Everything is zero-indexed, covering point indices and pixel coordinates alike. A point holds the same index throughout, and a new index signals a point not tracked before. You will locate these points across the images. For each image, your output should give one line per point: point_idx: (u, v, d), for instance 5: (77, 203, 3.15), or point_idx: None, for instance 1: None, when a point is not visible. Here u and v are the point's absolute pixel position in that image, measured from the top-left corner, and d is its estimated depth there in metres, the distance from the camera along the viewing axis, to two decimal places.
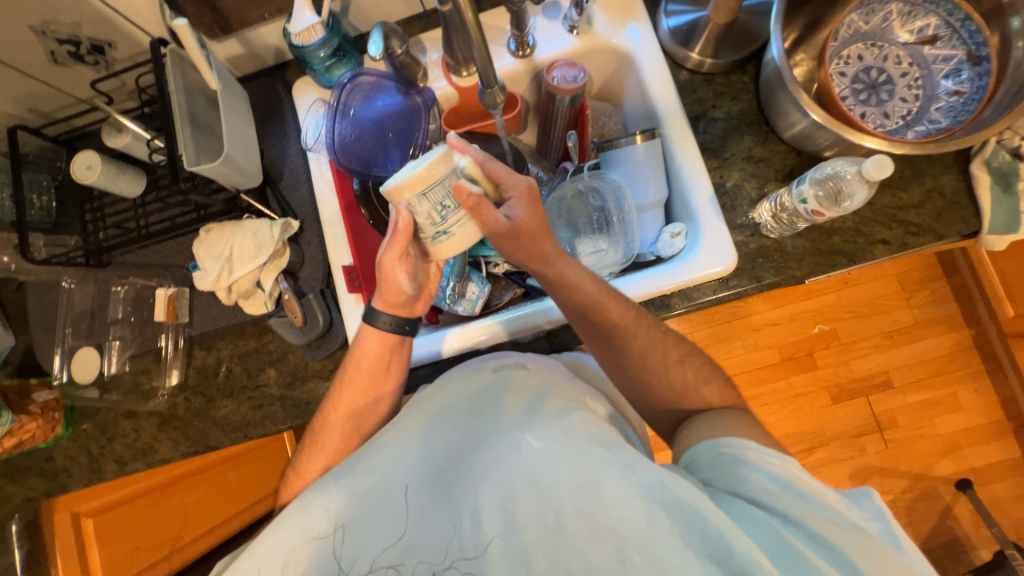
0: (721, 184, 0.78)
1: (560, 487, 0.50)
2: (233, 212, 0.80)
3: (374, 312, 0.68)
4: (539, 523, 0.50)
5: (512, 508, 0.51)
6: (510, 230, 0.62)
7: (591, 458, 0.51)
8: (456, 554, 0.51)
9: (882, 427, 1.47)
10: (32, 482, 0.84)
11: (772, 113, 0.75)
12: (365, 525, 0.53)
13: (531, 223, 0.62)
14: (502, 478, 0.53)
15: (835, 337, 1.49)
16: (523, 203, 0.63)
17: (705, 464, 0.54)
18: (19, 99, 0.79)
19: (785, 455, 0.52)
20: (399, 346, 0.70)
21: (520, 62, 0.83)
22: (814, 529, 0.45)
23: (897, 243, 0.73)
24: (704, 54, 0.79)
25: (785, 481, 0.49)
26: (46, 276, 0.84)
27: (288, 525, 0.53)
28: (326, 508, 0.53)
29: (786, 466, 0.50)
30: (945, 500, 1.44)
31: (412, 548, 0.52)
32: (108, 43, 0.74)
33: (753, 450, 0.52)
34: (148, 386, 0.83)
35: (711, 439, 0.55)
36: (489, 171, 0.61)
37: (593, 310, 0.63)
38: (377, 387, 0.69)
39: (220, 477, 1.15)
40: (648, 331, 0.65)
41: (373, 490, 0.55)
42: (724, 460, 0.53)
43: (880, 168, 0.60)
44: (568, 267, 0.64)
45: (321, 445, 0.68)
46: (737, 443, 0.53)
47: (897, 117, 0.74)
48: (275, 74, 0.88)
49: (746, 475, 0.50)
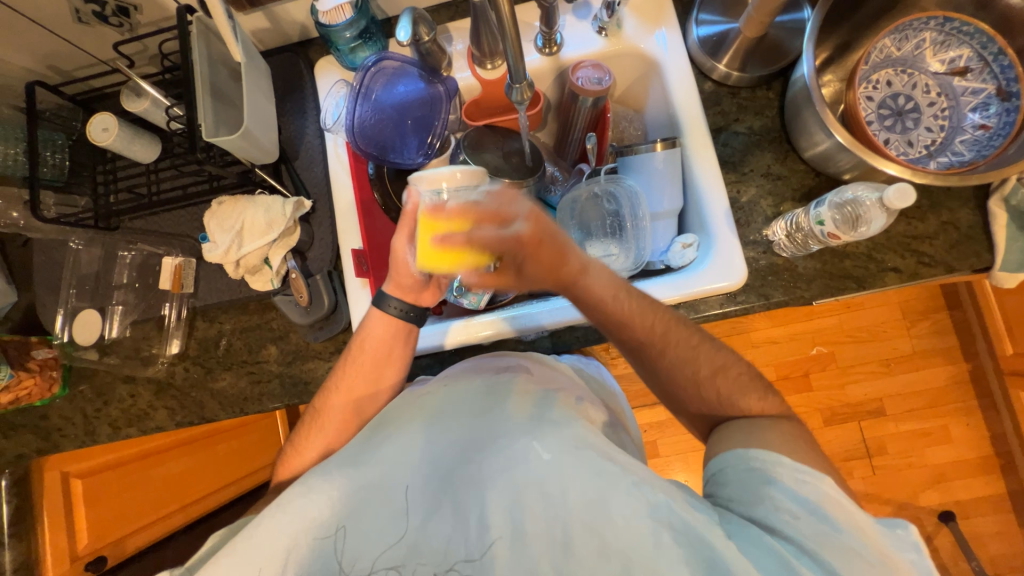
0: (737, 199, 0.77)
1: (569, 501, 0.50)
2: (245, 185, 0.79)
3: (384, 296, 0.68)
4: (546, 536, 0.50)
5: (519, 517, 0.51)
6: (528, 271, 0.62)
7: (600, 473, 0.50)
8: (456, 555, 0.51)
9: (871, 453, 1.48)
10: (25, 439, 0.84)
11: (796, 130, 0.74)
12: (366, 523, 0.53)
13: (546, 265, 0.61)
14: (508, 486, 0.53)
15: (834, 359, 1.50)
16: (534, 252, 0.60)
17: (733, 475, 0.53)
18: (40, 55, 0.79)
19: (819, 473, 0.49)
20: (407, 337, 0.70)
21: (546, 59, 0.83)
22: (830, 563, 0.44)
23: (908, 272, 0.73)
24: (731, 67, 0.78)
25: (812, 504, 0.47)
26: (54, 235, 0.84)
27: (289, 511, 0.52)
28: (327, 497, 0.53)
29: (819, 486, 0.48)
30: (926, 530, 1.45)
31: (415, 547, 0.51)
32: (132, 5, 0.73)
33: (785, 466, 0.50)
34: (148, 353, 0.83)
35: (740, 449, 0.54)
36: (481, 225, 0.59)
37: (616, 323, 0.62)
38: (377, 375, 0.69)
39: (209, 449, 1.18)
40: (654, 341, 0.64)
41: (373, 487, 0.55)
42: (753, 475, 0.51)
43: (901, 197, 0.60)
44: (592, 283, 0.61)
45: (320, 423, 0.68)
46: (768, 458, 0.51)
47: (920, 147, 0.74)
48: (299, 51, 0.87)
49: (771, 496, 0.49)
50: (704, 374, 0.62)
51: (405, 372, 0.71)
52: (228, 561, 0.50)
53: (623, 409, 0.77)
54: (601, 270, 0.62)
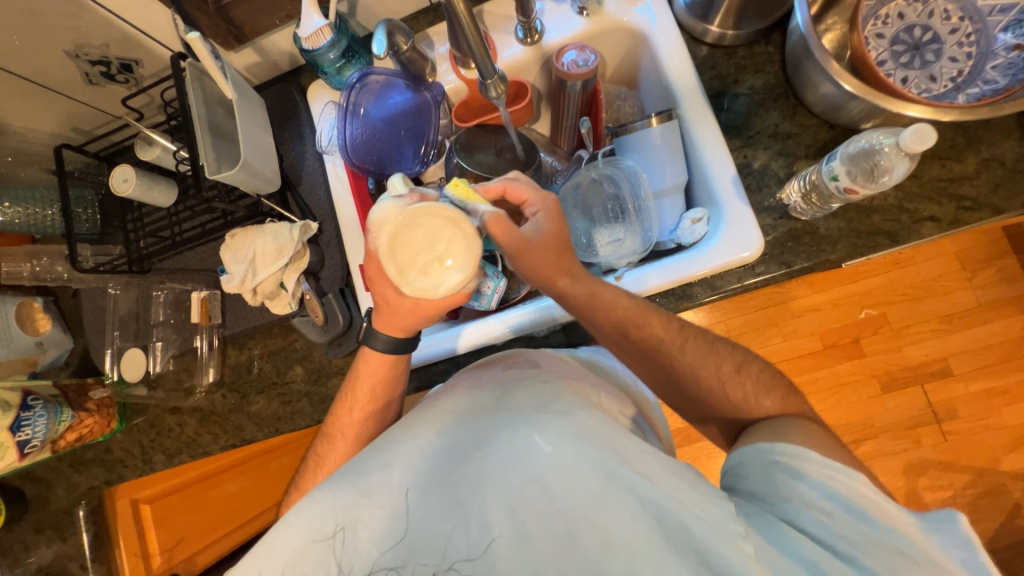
0: (748, 165, 0.73)
1: (572, 496, 0.45)
2: (255, 217, 0.83)
3: (373, 334, 0.65)
4: (551, 535, 0.44)
5: (520, 516, 0.45)
6: (537, 245, 0.59)
7: (606, 465, 0.45)
8: (455, 551, 0.45)
9: (940, 418, 1.36)
10: (94, 472, 0.91)
11: (800, 84, 0.69)
12: (370, 524, 0.48)
13: (557, 233, 0.61)
14: (510, 484, 0.46)
15: (885, 321, 1.39)
16: (550, 215, 0.61)
17: (755, 471, 0.50)
18: (64, 120, 0.86)
19: (852, 470, 0.46)
20: (398, 367, 0.67)
21: (529, 49, 0.81)
22: (872, 566, 0.41)
23: (948, 219, 0.66)
24: (724, 27, 0.74)
25: (847, 503, 0.44)
26: (95, 283, 0.91)
27: (294, 522, 0.49)
28: (332, 506, 0.49)
29: (852, 485, 0.45)
30: (1013, 497, 1.31)
31: (413, 543, 0.46)
32: (135, 61, 0.79)
33: (813, 462, 0.47)
34: (189, 383, 0.88)
35: (765, 444, 0.51)
36: (515, 190, 0.61)
37: (635, 332, 0.62)
38: (374, 399, 0.67)
39: (264, 466, 1.17)
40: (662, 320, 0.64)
41: (378, 487, 0.49)
42: (779, 471, 0.48)
43: (920, 139, 0.54)
44: (588, 294, 0.62)
45: (325, 469, 0.67)
46: (794, 453, 0.48)
47: (946, 80, 0.67)
48: (290, 79, 0.90)
49: (801, 492, 0.45)
50: (727, 372, 0.60)
51: (402, 388, 0.70)
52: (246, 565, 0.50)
53: (646, 397, 0.75)
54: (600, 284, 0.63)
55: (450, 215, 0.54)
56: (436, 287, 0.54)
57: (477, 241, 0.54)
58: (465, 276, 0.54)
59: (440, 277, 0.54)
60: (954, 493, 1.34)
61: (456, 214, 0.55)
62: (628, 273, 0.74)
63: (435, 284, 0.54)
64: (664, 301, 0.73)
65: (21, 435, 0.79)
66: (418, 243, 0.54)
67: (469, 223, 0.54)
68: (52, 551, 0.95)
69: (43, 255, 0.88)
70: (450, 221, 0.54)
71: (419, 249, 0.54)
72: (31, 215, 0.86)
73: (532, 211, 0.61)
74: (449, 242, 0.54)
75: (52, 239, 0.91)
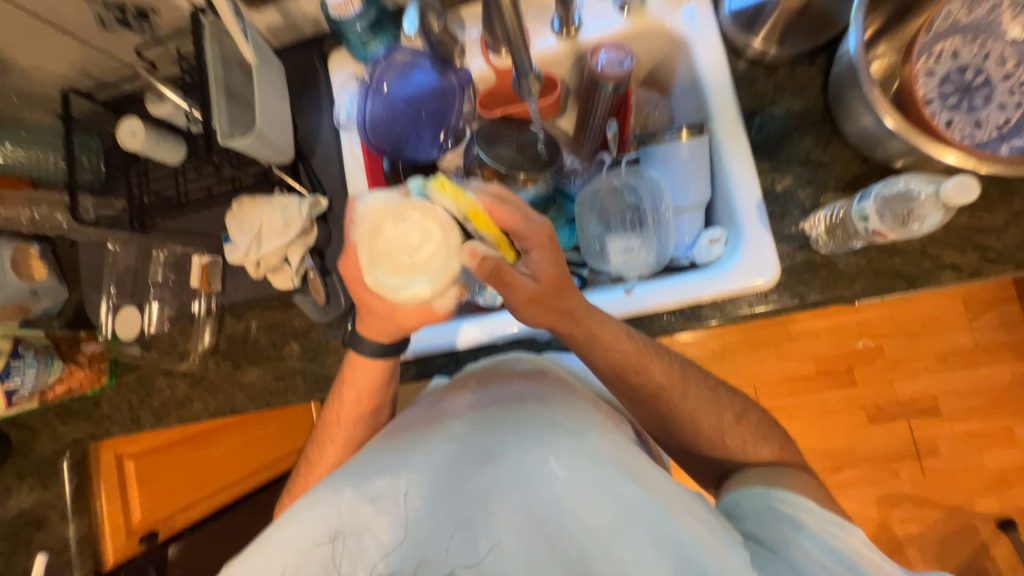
0: (772, 189, 0.71)
1: (585, 525, 0.44)
2: (263, 185, 0.81)
3: (359, 337, 0.63)
4: (562, 562, 0.43)
5: (530, 538, 0.44)
6: (538, 291, 0.56)
7: (623, 497, 0.45)
8: (455, 561, 0.44)
9: (922, 453, 1.37)
10: (80, 425, 0.90)
11: (840, 112, 0.67)
12: (374, 533, 0.46)
13: (555, 274, 0.56)
14: (521, 502, 0.46)
15: (882, 354, 1.39)
16: (543, 253, 0.56)
17: (753, 514, 0.52)
18: (71, 63, 0.82)
19: (848, 525, 0.49)
20: (390, 371, 0.66)
21: (563, 43, 0.78)
22: None
23: (969, 269, 0.65)
24: (768, 43, 0.71)
25: (845, 558, 0.46)
26: (94, 236, 0.88)
27: (296, 522, 0.47)
28: (336, 509, 0.47)
29: (848, 540, 0.48)
30: (981, 537, 1.34)
31: (414, 551, 0.45)
32: (150, 8, 0.75)
33: (812, 515, 0.50)
34: (183, 347, 0.86)
35: (764, 489, 0.54)
36: (505, 219, 0.52)
37: (634, 354, 0.60)
38: (373, 395, 0.67)
39: (250, 433, 1.25)
40: (666, 353, 0.63)
41: (385, 495, 0.48)
42: (778, 518, 0.51)
43: (963, 190, 0.53)
44: (600, 320, 0.60)
45: (315, 472, 0.67)
46: (793, 503, 0.51)
47: (991, 127, 0.65)
48: (313, 46, 0.86)
49: (799, 541, 0.48)
50: (729, 424, 0.61)
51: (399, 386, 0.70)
52: (235, 574, 0.46)
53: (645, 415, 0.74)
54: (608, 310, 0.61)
55: (442, 220, 0.45)
56: (396, 289, 0.46)
57: (460, 256, 0.46)
58: (432, 288, 0.46)
59: (405, 281, 0.45)
60: (924, 527, 1.36)
61: (450, 220, 0.45)
62: (639, 287, 0.72)
63: (395, 286, 0.46)
64: (671, 319, 0.72)
65: (9, 383, 0.78)
66: (398, 238, 0.44)
67: (459, 236, 0.45)
68: (33, 497, 0.93)
69: (42, 203, 0.85)
70: (440, 225, 0.45)
71: (397, 244, 0.44)
72: (34, 158, 0.85)
73: (522, 245, 0.55)
74: (429, 247, 0.44)
75: (53, 186, 0.89)
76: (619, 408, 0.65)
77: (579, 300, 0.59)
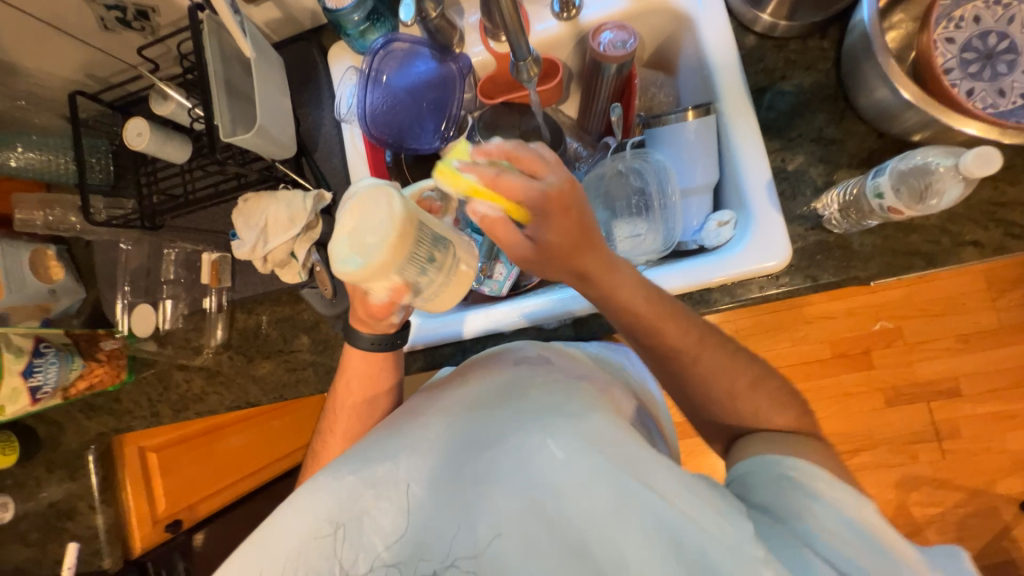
0: (783, 169, 0.69)
1: (584, 507, 0.44)
2: (268, 181, 0.81)
3: (354, 332, 0.64)
4: (561, 543, 0.43)
5: (530, 523, 0.45)
6: (535, 255, 0.53)
7: (620, 480, 0.44)
8: (457, 549, 0.44)
9: (942, 436, 1.34)
10: (103, 420, 0.92)
11: (854, 85, 0.65)
12: (375, 520, 0.47)
13: (560, 244, 0.51)
14: (520, 486, 0.46)
15: (900, 335, 1.35)
16: (554, 223, 0.49)
17: (764, 483, 0.51)
18: (77, 65, 0.83)
19: (862, 497, 0.48)
20: (390, 361, 0.67)
21: (565, 25, 0.76)
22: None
23: (991, 245, 0.62)
24: (777, 16, 0.69)
25: (859, 527, 0.46)
26: (107, 236, 0.90)
27: (299, 510, 0.48)
28: (335, 495, 0.48)
29: (862, 510, 0.47)
30: (1004, 521, 1.31)
31: (417, 538, 0.45)
32: (151, 8, 0.75)
33: (826, 483, 0.49)
34: (197, 343, 0.88)
35: (775, 457, 0.52)
36: (507, 187, 0.46)
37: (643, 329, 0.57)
38: (373, 383, 0.67)
39: (263, 425, 1.21)
40: (686, 316, 0.58)
41: (384, 481, 0.48)
42: (792, 485, 0.49)
43: (982, 163, 0.51)
44: (614, 284, 0.55)
45: (320, 463, 0.68)
46: (806, 471, 0.50)
47: (1015, 96, 0.61)
48: (312, 38, 0.86)
49: (814, 509, 0.47)
50: (734, 406, 0.59)
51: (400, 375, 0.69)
52: (240, 561, 0.47)
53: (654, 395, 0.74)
54: (627, 270, 0.56)
55: (396, 217, 0.46)
56: (330, 257, 0.47)
57: (392, 256, 0.46)
58: (360, 271, 0.46)
59: (340, 256, 0.47)
60: (945, 510, 1.34)
61: (404, 221, 0.46)
62: (646, 272, 0.71)
63: (330, 255, 0.47)
64: (680, 304, 0.71)
65: (34, 380, 0.81)
66: (357, 215, 0.46)
67: (401, 237, 0.46)
68: (64, 489, 0.97)
69: (56, 205, 0.88)
70: (393, 220, 0.46)
71: (353, 220, 0.46)
72: (49, 162, 0.87)
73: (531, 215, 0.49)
74: (375, 233, 0.46)
75: (66, 188, 0.91)
76: (628, 392, 0.63)
77: (594, 266, 0.54)
